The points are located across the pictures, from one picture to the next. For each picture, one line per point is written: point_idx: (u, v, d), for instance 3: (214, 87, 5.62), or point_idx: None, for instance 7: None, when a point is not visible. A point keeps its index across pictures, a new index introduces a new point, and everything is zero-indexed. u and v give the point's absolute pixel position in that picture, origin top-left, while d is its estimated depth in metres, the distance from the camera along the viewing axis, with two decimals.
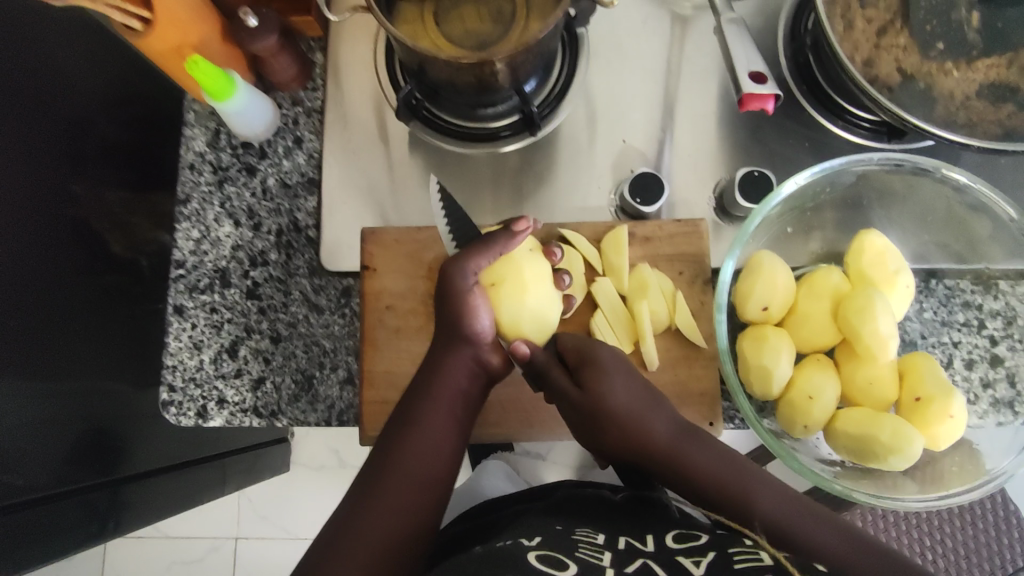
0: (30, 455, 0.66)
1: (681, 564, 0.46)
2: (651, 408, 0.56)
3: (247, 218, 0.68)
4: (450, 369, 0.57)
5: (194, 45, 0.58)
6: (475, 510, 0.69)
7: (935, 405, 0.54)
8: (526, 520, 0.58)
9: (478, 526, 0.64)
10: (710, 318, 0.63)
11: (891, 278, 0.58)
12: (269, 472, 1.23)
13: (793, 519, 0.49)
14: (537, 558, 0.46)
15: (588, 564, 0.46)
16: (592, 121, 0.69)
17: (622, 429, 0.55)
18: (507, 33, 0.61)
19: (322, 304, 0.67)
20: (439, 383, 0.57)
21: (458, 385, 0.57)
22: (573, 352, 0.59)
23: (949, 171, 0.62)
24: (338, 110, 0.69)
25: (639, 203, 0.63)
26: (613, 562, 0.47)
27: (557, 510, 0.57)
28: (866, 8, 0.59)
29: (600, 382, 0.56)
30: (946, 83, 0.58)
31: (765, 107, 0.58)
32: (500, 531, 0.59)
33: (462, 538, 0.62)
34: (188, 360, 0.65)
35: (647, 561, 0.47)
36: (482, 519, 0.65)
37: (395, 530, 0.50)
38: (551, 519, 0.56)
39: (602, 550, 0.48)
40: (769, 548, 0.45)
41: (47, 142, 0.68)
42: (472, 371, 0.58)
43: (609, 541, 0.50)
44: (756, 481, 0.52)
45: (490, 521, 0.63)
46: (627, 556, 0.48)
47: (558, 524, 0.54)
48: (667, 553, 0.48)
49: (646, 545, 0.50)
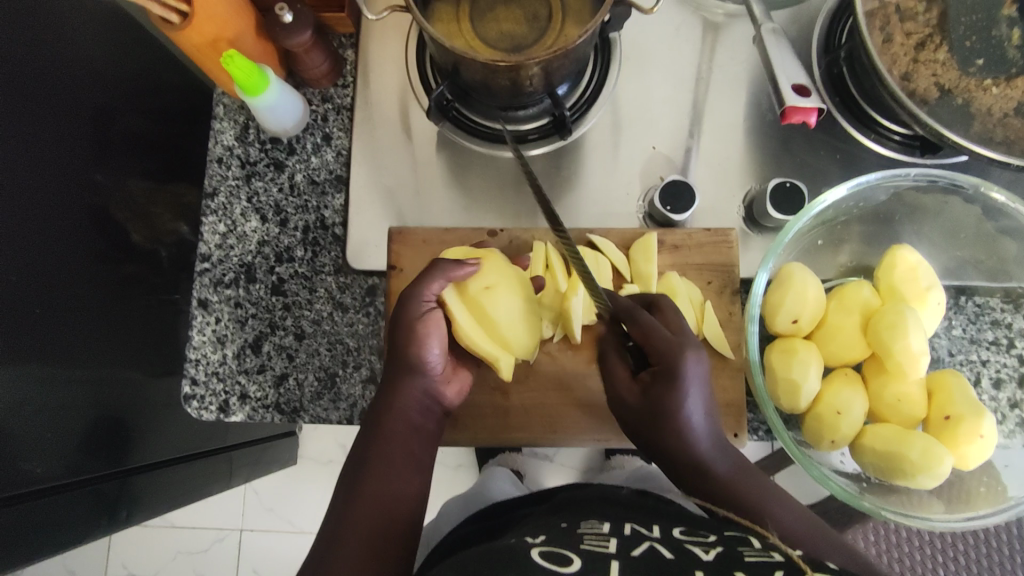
0: (47, 443, 0.66)
1: (689, 551, 0.45)
2: (701, 415, 0.53)
3: (274, 214, 0.68)
4: (401, 400, 0.56)
5: (229, 40, 0.59)
6: (486, 511, 0.68)
7: (965, 424, 0.54)
8: (531, 522, 0.57)
9: (490, 526, 0.63)
10: (738, 329, 0.63)
11: (923, 294, 0.57)
12: (277, 465, 1.23)
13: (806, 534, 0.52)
14: (540, 555, 0.45)
15: (593, 554, 0.45)
16: (621, 127, 0.68)
17: (674, 441, 0.52)
18: (543, 38, 0.61)
19: (346, 302, 0.66)
20: (390, 410, 0.55)
21: (411, 416, 0.56)
22: (657, 353, 0.53)
23: (989, 190, 0.62)
24: (367, 108, 0.69)
25: (669, 211, 0.62)
26: (619, 549, 0.46)
27: (563, 507, 0.57)
28: (905, 21, 0.59)
29: (673, 392, 0.52)
30: (985, 100, 0.57)
31: (808, 120, 0.58)
32: (509, 531, 0.58)
33: (470, 539, 0.61)
34: (211, 354, 0.65)
35: (653, 545, 0.47)
36: (492, 521, 0.65)
37: (370, 523, 0.50)
38: (557, 517, 0.55)
39: (608, 539, 0.48)
40: (779, 546, 0.44)
41: (73, 130, 0.69)
42: (422, 405, 0.57)
43: (615, 530, 0.50)
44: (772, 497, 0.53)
45: (502, 522, 0.63)
46: (633, 542, 0.48)
47: (562, 522, 0.53)
48: (674, 540, 0.47)
49: (651, 532, 0.49)
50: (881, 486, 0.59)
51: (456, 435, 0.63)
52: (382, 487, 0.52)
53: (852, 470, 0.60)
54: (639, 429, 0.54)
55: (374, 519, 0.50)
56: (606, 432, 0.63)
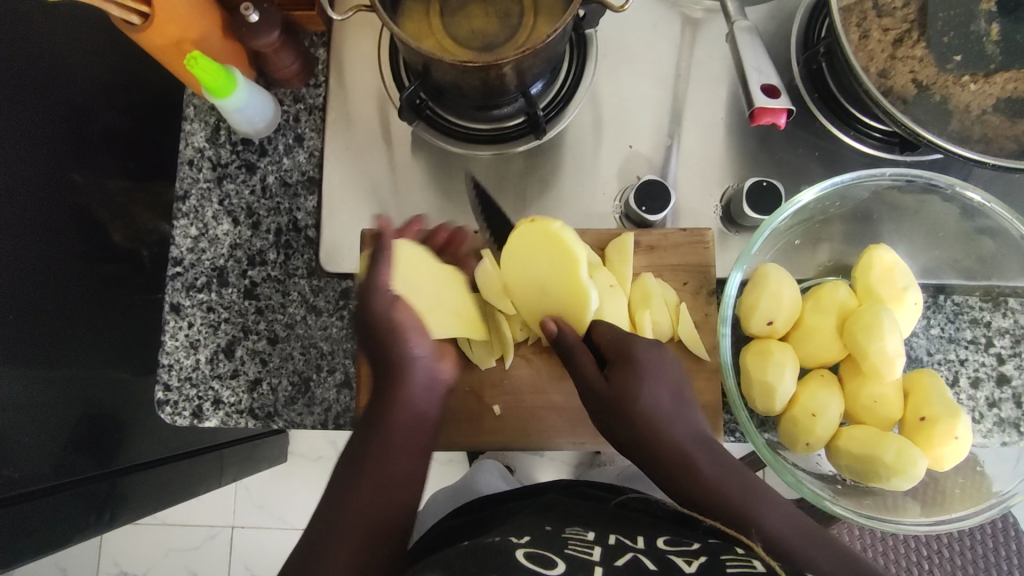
0: (27, 448, 0.65)
1: (671, 561, 0.43)
2: (675, 414, 0.54)
3: (246, 216, 0.67)
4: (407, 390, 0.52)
5: (194, 41, 0.58)
6: (469, 505, 0.67)
7: (940, 426, 0.54)
8: (517, 520, 0.56)
9: (471, 521, 0.62)
10: (714, 330, 0.62)
11: (900, 294, 0.57)
12: (267, 463, 1.22)
13: (800, 544, 0.49)
14: (526, 558, 0.44)
15: (576, 561, 0.44)
16: (598, 126, 0.67)
17: (646, 427, 0.53)
18: (514, 36, 0.60)
19: (320, 306, 0.65)
20: (402, 392, 0.51)
21: (415, 404, 0.52)
22: (611, 347, 0.56)
23: (965, 189, 0.61)
24: (341, 108, 0.68)
25: (645, 211, 0.62)
26: (603, 557, 0.45)
27: (549, 510, 0.55)
28: (882, 16, 0.58)
29: (636, 384, 0.53)
30: (963, 97, 0.56)
31: (777, 122, 0.57)
32: (490, 528, 0.57)
33: (450, 534, 0.60)
34: (184, 359, 0.64)
35: (637, 555, 0.45)
36: (476, 514, 0.63)
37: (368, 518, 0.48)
38: (541, 518, 0.54)
39: (592, 546, 0.47)
40: (763, 556, 0.43)
41: (46, 129, 0.67)
42: (428, 387, 0.52)
43: (600, 538, 0.48)
44: (762, 501, 0.51)
45: (483, 518, 0.61)
46: (617, 551, 0.46)
47: (547, 524, 0.52)
48: (658, 551, 0.45)
49: (636, 542, 0.47)
50: (855, 489, 0.58)
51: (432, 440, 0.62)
52: (377, 494, 0.49)
53: (829, 472, 0.60)
54: (619, 423, 0.54)
55: (368, 520, 0.48)
56: (583, 436, 0.62)
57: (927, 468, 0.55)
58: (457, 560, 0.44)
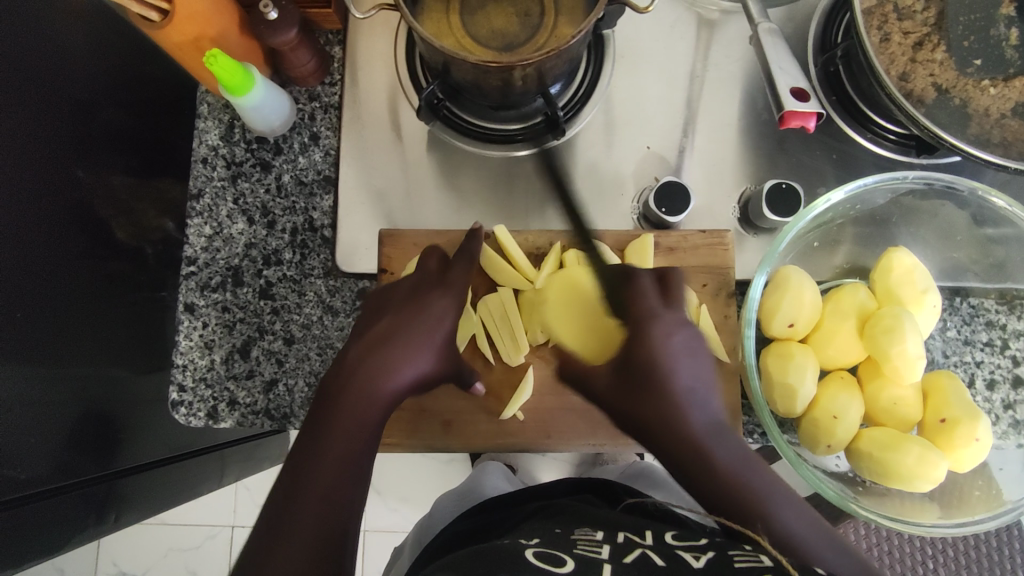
0: (34, 448, 0.64)
1: (681, 557, 0.43)
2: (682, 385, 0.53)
3: (261, 215, 0.66)
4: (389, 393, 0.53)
5: (212, 38, 0.57)
6: (479, 506, 0.66)
7: (961, 428, 0.54)
8: (527, 524, 0.55)
9: (489, 523, 0.61)
10: (733, 332, 0.63)
11: (920, 297, 0.57)
12: (267, 462, 1.20)
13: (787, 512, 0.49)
14: (534, 557, 0.44)
15: (586, 559, 0.43)
16: (616, 125, 0.67)
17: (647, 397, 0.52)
18: (535, 36, 0.59)
19: (336, 306, 0.65)
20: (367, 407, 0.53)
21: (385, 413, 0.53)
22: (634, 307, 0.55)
23: (987, 194, 0.61)
24: (356, 108, 0.67)
25: (664, 212, 0.62)
26: (611, 555, 0.44)
27: (559, 513, 0.54)
28: (903, 19, 0.58)
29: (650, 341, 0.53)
30: (983, 101, 0.56)
31: (806, 125, 0.57)
32: (504, 532, 0.56)
33: (457, 536, 0.59)
34: (199, 360, 0.64)
35: (646, 552, 0.44)
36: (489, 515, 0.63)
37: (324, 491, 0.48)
38: (551, 521, 0.53)
39: (601, 546, 0.46)
40: (771, 551, 0.42)
41: (52, 123, 0.66)
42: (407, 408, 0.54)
43: (608, 538, 0.47)
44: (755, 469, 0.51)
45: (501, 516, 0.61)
46: (626, 548, 0.45)
47: (557, 527, 0.51)
48: (667, 547, 0.45)
49: (645, 538, 0.47)
50: (874, 489, 0.59)
51: (448, 441, 0.62)
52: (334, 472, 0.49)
53: (847, 473, 0.60)
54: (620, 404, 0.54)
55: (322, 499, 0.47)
56: (602, 438, 0.62)
57: (946, 469, 0.56)
58: (464, 563, 0.44)
